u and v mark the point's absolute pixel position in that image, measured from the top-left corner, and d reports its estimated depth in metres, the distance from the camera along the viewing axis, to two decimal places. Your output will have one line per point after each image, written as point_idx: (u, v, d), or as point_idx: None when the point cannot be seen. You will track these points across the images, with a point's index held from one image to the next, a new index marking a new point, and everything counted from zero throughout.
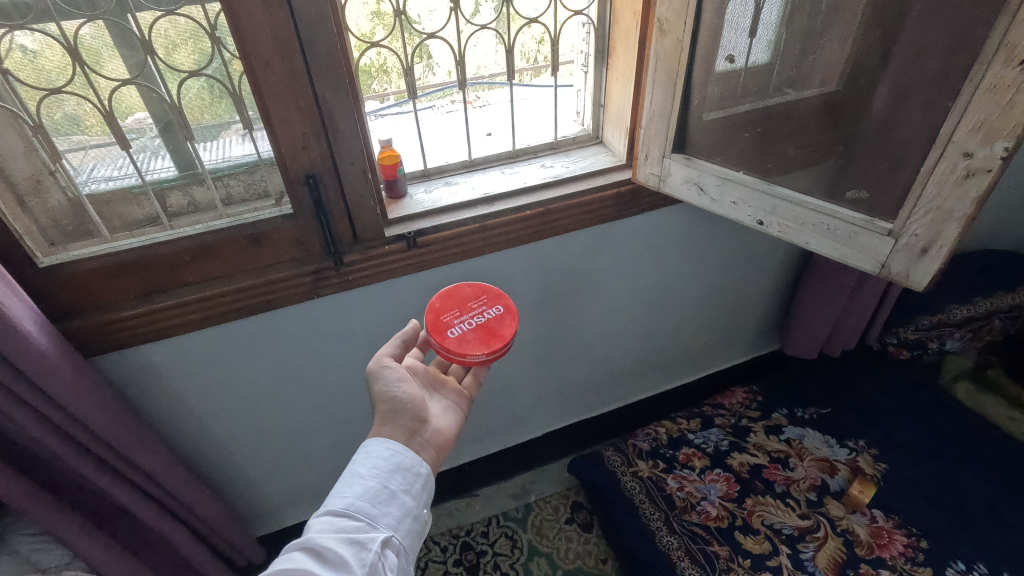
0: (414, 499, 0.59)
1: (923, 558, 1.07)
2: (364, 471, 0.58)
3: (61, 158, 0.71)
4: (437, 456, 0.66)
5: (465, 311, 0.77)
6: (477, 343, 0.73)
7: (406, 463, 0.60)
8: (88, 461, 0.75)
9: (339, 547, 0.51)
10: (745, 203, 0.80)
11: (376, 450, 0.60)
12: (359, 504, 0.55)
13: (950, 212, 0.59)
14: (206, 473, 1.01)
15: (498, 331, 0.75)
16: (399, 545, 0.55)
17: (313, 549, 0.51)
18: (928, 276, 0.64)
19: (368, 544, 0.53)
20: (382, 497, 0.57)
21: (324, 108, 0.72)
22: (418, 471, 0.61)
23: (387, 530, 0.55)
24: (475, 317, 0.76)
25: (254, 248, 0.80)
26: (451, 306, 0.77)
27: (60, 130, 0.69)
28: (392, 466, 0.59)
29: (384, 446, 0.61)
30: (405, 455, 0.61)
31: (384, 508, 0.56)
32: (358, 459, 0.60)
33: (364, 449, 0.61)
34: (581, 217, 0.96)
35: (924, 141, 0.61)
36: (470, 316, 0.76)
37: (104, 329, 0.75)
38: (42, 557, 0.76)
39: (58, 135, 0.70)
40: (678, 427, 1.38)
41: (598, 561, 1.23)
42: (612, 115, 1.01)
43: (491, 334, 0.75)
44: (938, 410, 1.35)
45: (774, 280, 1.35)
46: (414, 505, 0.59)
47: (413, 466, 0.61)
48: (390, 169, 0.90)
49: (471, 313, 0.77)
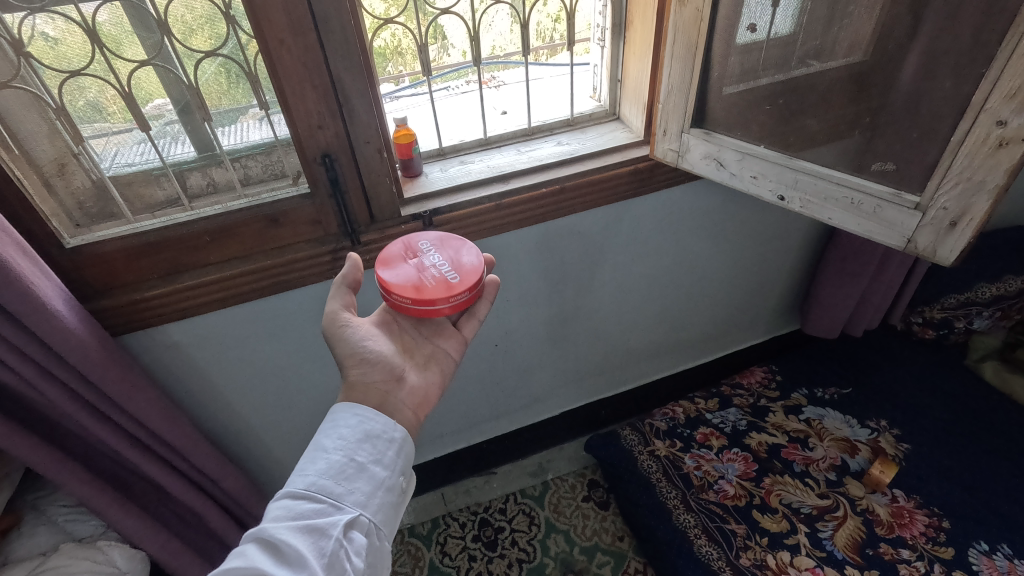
0: (385, 469, 0.59)
1: (945, 538, 1.06)
2: (330, 445, 0.58)
3: (85, 145, 0.73)
4: (414, 418, 0.67)
5: (418, 268, 0.70)
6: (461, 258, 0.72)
7: (376, 430, 0.60)
8: (121, 438, 0.78)
9: (295, 537, 0.51)
10: (766, 177, 0.78)
11: (344, 418, 0.60)
12: (322, 483, 0.55)
13: (981, 183, 0.57)
14: (231, 448, 1.04)
15: (449, 243, 0.74)
16: (367, 523, 0.55)
17: (266, 542, 0.51)
18: (957, 251, 0.62)
19: (327, 531, 0.52)
20: (348, 472, 0.57)
21: (338, 87, 0.72)
22: (390, 436, 0.61)
23: (354, 509, 0.55)
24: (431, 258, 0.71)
25: (273, 228, 0.80)
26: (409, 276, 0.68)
27: (82, 117, 0.71)
28: (359, 436, 0.59)
29: (352, 413, 0.61)
30: (376, 422, 0.61)
31: (350, 486, 0.56)
32: (323, 430, 0.60)
33: (331, 418, 0.61)
34: (598, 194, 0.95)
35: (955, 111, 0.59)
36: (429, 266, 0.70)
37: (130, 309, 0.77)
38: (78, 526, 0.79)
39: (82, 122, 0.71)
40: (696, 406, 1.37)
41: (615, 538, 1.24)
42: (630, 91, 0.99)
43: (453, 248, 0.73)
44: (964, 390, 1.32)
45: (795, 258, 1.33)
46: (385, 476, 0.59)
47: (385, 431, 0.61)
48: (405, 148, 0.89)
49: (425, 268, 0.70)
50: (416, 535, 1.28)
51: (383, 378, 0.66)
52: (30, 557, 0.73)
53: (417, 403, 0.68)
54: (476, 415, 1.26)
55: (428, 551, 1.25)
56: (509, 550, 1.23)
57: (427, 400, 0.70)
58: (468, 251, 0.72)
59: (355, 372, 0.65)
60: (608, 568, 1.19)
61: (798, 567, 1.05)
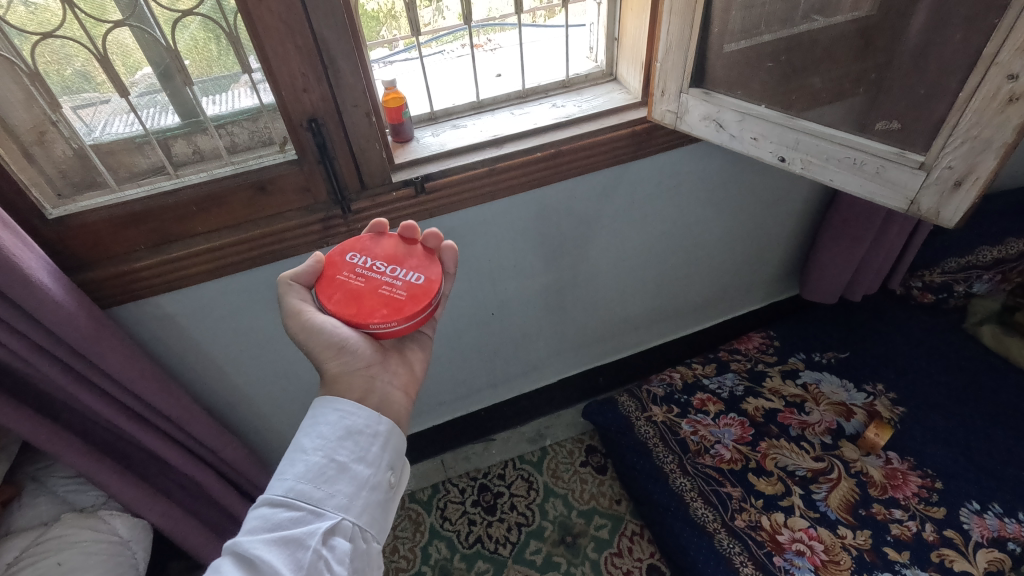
0: (370, 466, 0.57)
1: (937, 498, 1.08)
2: (308, 445, 0.56)
3: (73, 113, 0.71)
4: (406, 397, 0.66)
5: (371, 282, 0.67)
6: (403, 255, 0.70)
7: (359, 426, 0.59)
8: (115, 409, 0.78)
9: (270, 550, 0.50)
10: (766, 138, 0.76)
11: (324, 415, 0.59)
12: (299, 489, 0.54)
13: (989, 141, 0.56)
14: (229, 418, 1.04)
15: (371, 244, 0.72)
16: (351, 527, 0.54)
17: (242, 556, 0.50)
18: (961, 213, 0.60)
19: (304, 542, 0.51)
20: (328, 474, 0.55)
21: (323, 48, 0.69)
22: (374, 430, 0.59)
23: (335, 514, 0.53)
24: (376, 267, 0.69)
25: (262, 196, 0.78)
26: (380, 294, 0.66)
27: (67, 86, 0.69)
28: (340, 434, 0.57)
29: (332, 408, 0.59)
30: (358, 417, 0.59)
31: (331, 489, 0.54)
32: (304, 428, 0.58)
33: (313, 414, 0.59)
34: (594, 157, 0.92)
35: (964, 65, 0.57)
36: (383, 277, 0.68)
37: (118, 280, 0.76)
38: (79, 497, 0.80)
39: (67, 92, 0.69)
40: (693, 372, 1.37)
41: (612, 502, 1.26)
42: (627, 49, 0.95)
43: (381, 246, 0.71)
44: (960, 353, 1.33)
45: (795, 222, 1.31)
46: (371, 473, 0.57)
47: (368, 426, 0.59)
48: (395, 113, 0.86)
49: (381, 280, 0.67)
50: (417, 501, 1.30)
51: (372, 366, 0.65)
52: (31, 527, 0.73)
53: (406, 382, 0.67)
54: (473, 383, 1.27)
55: (428, 516, 1.27)
56: (508, 514, 1.25)
57: (415, 378, 0.69)
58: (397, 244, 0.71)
59: (336, 364, 0.63)
60: (605, 530, 1.21)
61: (791, 528, 1.07)
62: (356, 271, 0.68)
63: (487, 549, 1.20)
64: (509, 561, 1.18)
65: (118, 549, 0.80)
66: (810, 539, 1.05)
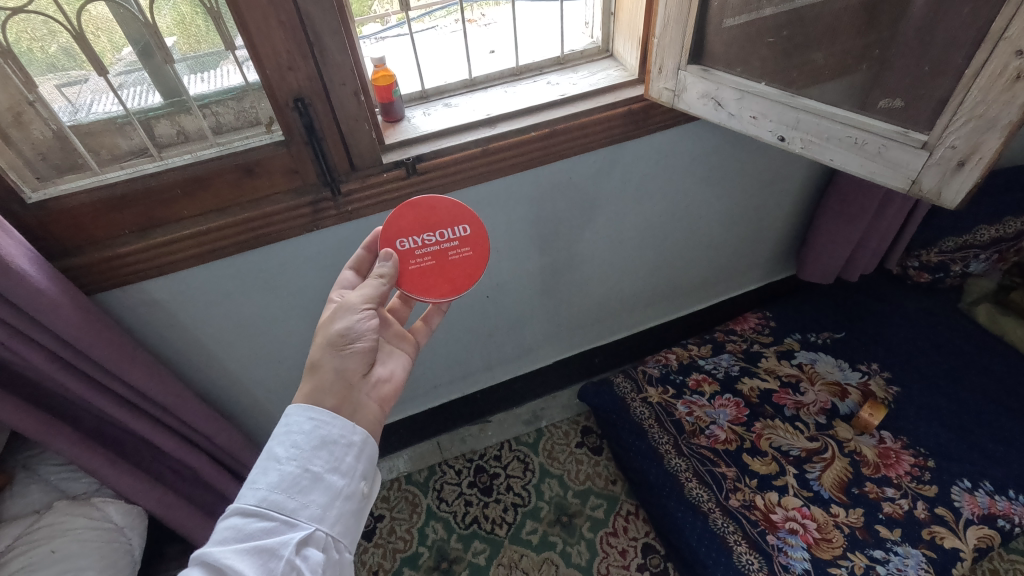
0: (343, 476, 0.57)
1: (929, 477, 1.09)
2: (282, 454, 0.55)
3: (58, 92, 0.68)
4: (379, 411, 0.65)
5: (437, 256, 0.74)
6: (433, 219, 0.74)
7: (335, 437, 0.58)
8: (103, 397, 0.77)
9: (244, 559, 0.49)
10: (766, 117, 0.74)
11: (297, 421, 0.57)
12: (273, 498, 0.53)
13: (994, 120, 0.54)
14: (222, 404, 1.04)
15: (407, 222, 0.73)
16: (324, 538, 0.54)
17: (211, 565, 0.49)
18: (963, 193, 0.59)
19: (278, 551, 0.50)
20: (302, 484, 0.54)
21: (308, 23, 0.66)
22: (349, 440, 0.59)
23: (309, 525, 0.53)
24: (428, 241, 0.74)
25: (249, 178, 0.76)
26: (453, 262, 0.75)
27: (52, 64, 0.67)
28: (314, 444, 0.57)
29: (307, 416, 0.58)
30: (332, 427, 0.58)
31: (304, 499, 0.54)
32: (276, 435, 0.57)
33: (284, 420, 0.58)
34: (589, 137, 0.90)
35: (971, 41, 0.55)
36: (440, 246, 0.75)
37: (105, 266, 0.74)
38: (70, 484, 0.80)
39: (45, 69, 0.67)
40: (689, 353, 1.37)
41: (608, 482, 1.27)
42: (624, 24, 0.93)
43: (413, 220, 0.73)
44: (956, 333, 1.33)
45: (794, 201, 1.29)
46: (344, 484, 0.57)
47: (343, 435, 0.58)
48: (385, 91, 0.84)
49: (442, 250, 0.75)
50: (413, 483, 1.30)
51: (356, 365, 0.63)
52: (22, 515, 0.73)
53: (383, 394, 0.67)
54: (469, 365, 1.26)
55: (425, 497, 1.27)
56: (504, 495, 1.26)
57: (393, 390, 0.69)
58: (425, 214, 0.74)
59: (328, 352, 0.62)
60: (601, 510, 1.22)
61: (785, 507, 1.08)
62: (423, 249, 0.74)
63: (484, 530, 1.21)
64: (505, 541, 1.18)
65: (114, 536, 0.80)
66: (803, 518, 1.06)
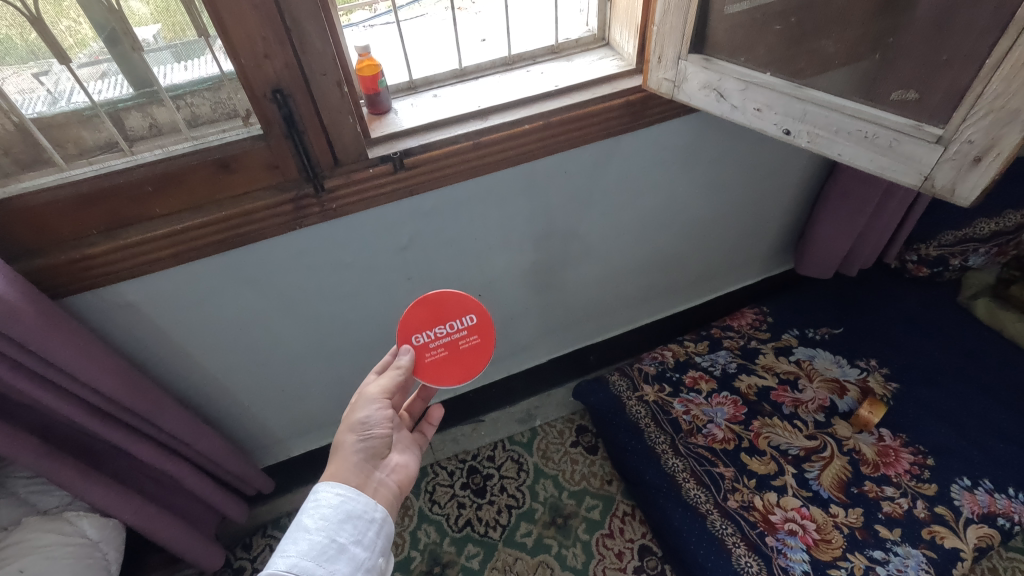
0: (365, 549, 0.58)
1: (929, 475, 1.07)
2: (311, 525, 0.56)
3: (37, 81, 0.65)
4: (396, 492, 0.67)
5: (450, 346, 0.79)
6: (443, 311, 0.78)
7: (357, 511, 0.59)
8: (75, 407, 0.73)
9: None
10: (771, 110, 0.70)
11: (325, 497, 0.59)
12: (303, 564, 0.53)
13: (1014, 113, 0.51)
14: (205, 409, 1.00)
15: (424, 315, 0.77)
16: None
17: None
18: (978, 190, 0.56)
19: None
20: (329, 553, 0.55)
21: (284, 8, 0.62)
22: (371, 516, 0.60)
23: None
24: (439, 333, 0.78)
25: (226, 175, 0.72)
26: (465, 347, 0.80)
27: (33, 51, 0.63)
28: (340, 516, 0.58)
29: (335, 492, 0.60)
30: (356, 502, 0.60)
31: (331, 567, 0.54)
32: (304, 510, 0.58)
33: (313, 496, 0.60)
34: (585, 129, 0.86)
35: (992, 28, 0.52)
36: (453, 336, 0.79)
37: (73, 268, 0.70)
38: (42, 498, 0.76)
39: (15, 57, 0.62)
40: (685, 349, 1.34)
41: (603, 482, 1.24)
42: (621, 11, 0.89)
43: (427, 315, 0.77)
44: (955, 327, 1.31)
45: (793, 194, 1.26)
46: (366, 556, 0.57)
47: (366, 511, 0.60)
48: (370, 82, 0.79)
49: (454, 340, 0.79)
50: None
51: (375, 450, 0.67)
52: None
53: (401, 479, 0.68)
54: None
55: (417, 500, 1.24)
56: (498, 497, 1.23)
57: (411, 477, 0.70)
58: (438, 309, 0.78)
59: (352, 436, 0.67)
60: (596, 511, 1.20)
61: (784, 508, 1.06)
62: (436, 342, 0.78)
63: (478, 533, 1.18)
64: (500, 544, 1.16)
65: (87, 551, 0.77)
66: (803, 518, 1.04)
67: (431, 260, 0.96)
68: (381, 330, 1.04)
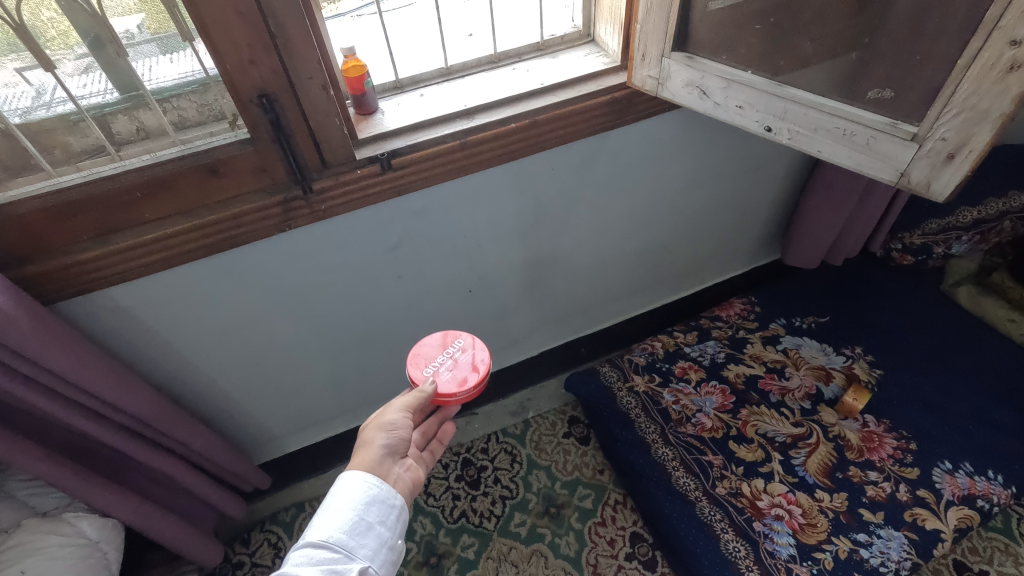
0: (389, 530, 0.62)
1: (911, 459, 1.10)
2: (342, 502, 0.60)
3: (20, 76, 0.64)
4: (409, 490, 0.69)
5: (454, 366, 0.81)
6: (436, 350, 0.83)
7: (382, 495, 0.63)
8: (72, 411, 0.74)
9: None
10: (752, 107, 0.72)
11: (354, 480, 0.63)
12: (337, 534, 0.58)
13: (985, 112, 0.53)
14: (200, 408, 1.01)
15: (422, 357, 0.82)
16: None
17: None
18: (952, 186, 0.58)
19: None
20: (359, 528, 0.59)
21: (269, 13, 0.62)
22: (393, 502, 0.63)
23: (364, 563, 0.57)
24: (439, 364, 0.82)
25: (214, 179, 0.72)
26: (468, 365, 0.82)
27: (10, 44, 0.62)
28: (367, 498, 0.61)
29: (364, 478, 0.63)
30: (381, 487, 0.63)
31: (361, 540, 0.59)
32: (336, 489, 0.62)
33: (343, 477, 0.63)
34: (571, 126, 0.87)
35: (963, 29, 0.53)
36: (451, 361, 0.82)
37: (64, 274, 0.70)
38: (41, 500, 0.78)
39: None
40: (674, 340, 1.36)
41: (595, 472, 1.27)
42: (605, 7, 0.89)
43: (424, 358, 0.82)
44: (938, 314, 1.33)
45: (779, 185, 1.28)
46: (389, 535, 0.61)
47: (391, 496, 0.63)
48: (356, 83, 0.80)
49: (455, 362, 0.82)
50: None
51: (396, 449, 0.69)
52: None
53: (416, 476, 0.70)
54: None
55: None
56: (492, 488, 1.26)
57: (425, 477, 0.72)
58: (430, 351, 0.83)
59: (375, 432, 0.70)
60: (588, 500, 1.22)
61: (771, 494, 1.08)
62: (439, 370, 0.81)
63: (472, 524, 1.20)
64: (494, 534, 1.18)
65: (87, 551, 0.78)
66: (789, 503, 1.07)
67: (421, 258, 0.97)
68: (374, 327, 1.05)
